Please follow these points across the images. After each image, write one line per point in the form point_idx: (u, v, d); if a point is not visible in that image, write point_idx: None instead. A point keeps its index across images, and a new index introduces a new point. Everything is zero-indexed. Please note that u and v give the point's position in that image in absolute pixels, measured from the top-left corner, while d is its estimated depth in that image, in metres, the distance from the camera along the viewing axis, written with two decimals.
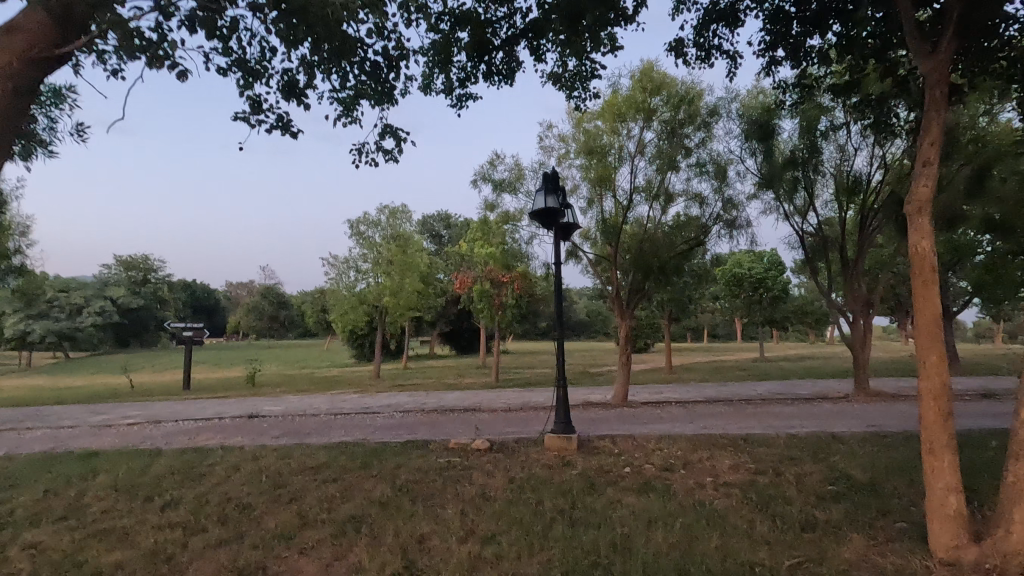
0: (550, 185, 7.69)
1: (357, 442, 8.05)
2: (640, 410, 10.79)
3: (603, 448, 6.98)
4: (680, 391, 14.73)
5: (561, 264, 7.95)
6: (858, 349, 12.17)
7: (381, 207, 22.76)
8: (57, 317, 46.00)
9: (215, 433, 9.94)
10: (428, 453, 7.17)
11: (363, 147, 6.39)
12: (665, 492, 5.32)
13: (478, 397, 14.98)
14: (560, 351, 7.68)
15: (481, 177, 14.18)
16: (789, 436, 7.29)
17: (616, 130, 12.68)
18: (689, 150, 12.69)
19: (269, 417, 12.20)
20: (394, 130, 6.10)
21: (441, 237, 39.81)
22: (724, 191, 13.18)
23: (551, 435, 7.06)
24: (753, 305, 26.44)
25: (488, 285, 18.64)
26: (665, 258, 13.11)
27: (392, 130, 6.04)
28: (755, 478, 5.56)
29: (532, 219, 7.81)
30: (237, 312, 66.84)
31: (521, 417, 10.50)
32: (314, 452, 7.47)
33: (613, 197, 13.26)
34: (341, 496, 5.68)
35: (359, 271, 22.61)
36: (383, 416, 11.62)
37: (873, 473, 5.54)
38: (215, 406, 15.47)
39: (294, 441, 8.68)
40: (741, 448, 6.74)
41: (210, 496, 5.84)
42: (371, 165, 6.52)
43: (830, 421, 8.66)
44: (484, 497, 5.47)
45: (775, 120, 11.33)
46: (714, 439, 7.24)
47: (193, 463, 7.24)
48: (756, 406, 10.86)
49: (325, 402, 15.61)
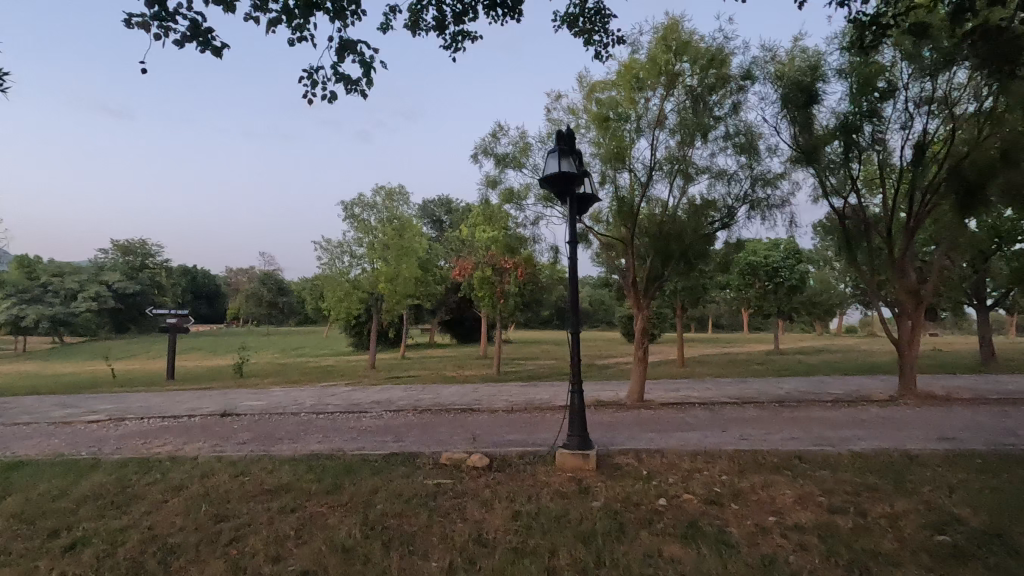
0: (565, 145, 6.28)
1: (331, 453, 6.81)
2: (661, 414, 9.54)
3: (626, 468, 5.73)
4: (698, 388, 13.45)
5: (574, 244, 6.58)
6: (906, 344, 10.87)
7: (376, 188, 21.47)
8: (50, 302, 44.87)
9: (177, 436, 8.70)
10: (414, 471, 5.93)
11: (316, 73, 5.40)
12: (720, 540, 4.04)
13: (477, 393, 13.74)
14: (575, 345, 6.34)
15: (482, 150, 12.79)
16: (852, 453, 6.02)
17: (633, 98, 11.30)
18: (717, 119, 11.26)
19: (244, 416, 10.97)
20: (358, 51, 5.11)
21: (442, 223, 38.47)
22: (754, 167, 11.81)
23: (563, 451, 5.81)
24: (766, 296, 25.13)
25: (490, 271, 17.35)
26: (688, 242, 11.69)
27: (356, 49, 5.03)
28: (834, 521, 4.27)
29: (542, 185, 6.41)
30: (236, 299, 65.69)
31: (526, 420, 9.25)
32: (278, 467, 6.23)
33: (630, 173, 11.88)
34: (295, 538, 4.40)
35: (353, 257, 21.26)
36: (369, 416, 10.36)
37: (989, 514, 4.26)
38: (193, 400, 14.26)
39: (260, 449, 7.43)
40: (799, 471, 5.46)
41: (131, 533, 4.58)
42: (328, 99, 5.52)
43: (889, 432, 7.38)
44: (480, 542, 4.21)
45: (820, 84, 9.92)
46: (763, 457, 5.97)
47: (130, 480, 5.99)
48: (792, 409, 9.60)
49: (311, 396, 14.39)
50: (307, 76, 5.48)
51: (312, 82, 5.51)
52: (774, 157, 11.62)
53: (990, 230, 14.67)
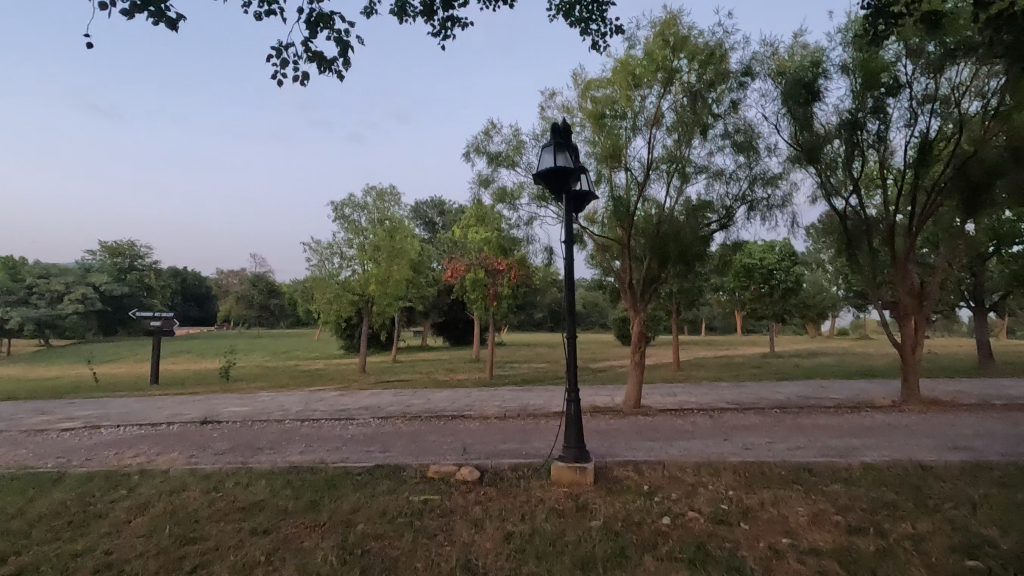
0: (561, 138, 5.93)
1: (313, 465, 6.42)
2: (660, 421, 9.21)
3: (626, 483, 5.38)
4: (696, 393, 13.12)
5: (570, 243, 6.22)
6: (908, 348, 10.59)
7: (367, 188, 21.05)
8: (36, 305, 43.99)
9: (152, 447, 8.26)
10: (400, 486, 5.55)
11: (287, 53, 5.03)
12: (731, 566, 3.70)
13: (469, 398, 13.36)
14: (570, 351, 5.98)
15: (474, 148, 12.42)
16: (864, 464, 5.70)
17: (630, 95, 10.99)
18: (716, 117, 10.95)
19: (226, 423, 10.53)
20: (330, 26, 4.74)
21: (435, 224, 38.07)
22: (753, 166, 11.53)
23: (559, 464, 5.45)
24: (762, 299, 24.86)
25: (483, 273, 16.99)
26: (686, 244, 11.34)
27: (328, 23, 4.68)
28: (853, 544, 3.94)
29: (537, 181, 6.05)
30: (226, 301, 64.94)
31: (519, 427, 8.89)
32: (254, 481, 5.83)
33: (626, 172, 11.57)
34: (266, 564, 4.02)
35: (343, 258, 20.81)
36: (356, 424, 9.94)
37: (1020, 535, 3.93)
38: (175, 406, 13.76)
39: (238, 461, 7.03)
40: (810, 486, 5.13)
41: (84, 560, 4.17)
42: (300, 81, 5.14)
43: (899, 441, 7.08)
44: (469, 569, 3.84)
45: (821, 81, 9.68)
46: (770, 469, 5.64)
47: (93, 497, 5.57)
48: (795, 415, 9.31)
49: (298, 402, 13.94)
50: (276, 55, 5.11)
51: (283, 62, 5.14)
52: (773, 156, 11.36)
53: (990, 232, 14.44)
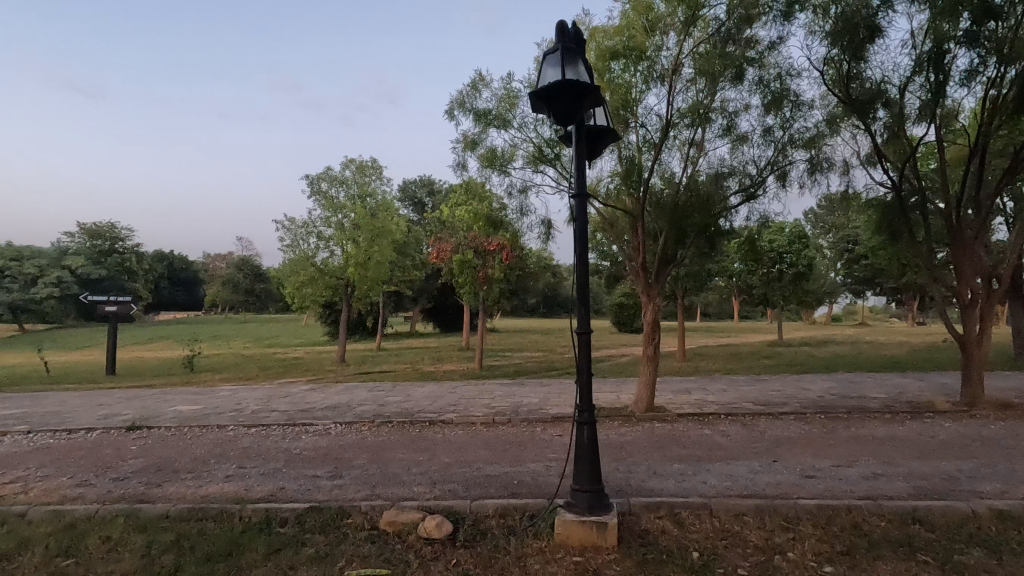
0: (570, 43, 4.10)
1: (228, 504, 4.68)
2: (683, 430, 7.53)
3: (664, 545, 3.70)
4: (713, 390, 11.43)
5: (584, 198, 4.45)
6: (973, 342, 8.90)
7: (346, 160, 19.09)
8: (7, 288, 42.15)
9: (42, 467, 6.46)
10: (338, 546, 3.84)
11: None
12: None
13: (454, 395, 11.66)
14: (581, 352, 4.20)
15: (458, 106, 10.55)
16: (995, 510, 4.05)
17: (645, 39, 9.13)
18: (749, 63, 9.09)
19: (158, 430, 8.71)
20: None
21: (424, 206, 36.10)
22: (789, 125, 9.73)
23: (566, 516, 3.74)
24: (771, 284, 23.19)
25: (472, 254, 15.15)
26: (710, 215, 9.52)
27: None
28: None
29: (536, 106, 4.23)
30: (212, 284, 62.73)
31: (510, 439, 7.13)
32: (130, 538, 4.07)
33: (639, 131, 9.75)
34: None
35: (320, 239, 18.77)
36: (312, 432, 8.16)
37: None
38: (116, 404, 11.92)
39: (136, 493, 5.27)
40: (941, 555, 3.46)
41: None
42: None
43: (1003, 465, 5.47)
44: None
45: (884, 13, 7.86)
46: (865, 520, 3.98)
47: None
48: (842, 423, 7.70)
49: (258, 399, 12.15)
50: None
51: None
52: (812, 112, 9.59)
53: None
